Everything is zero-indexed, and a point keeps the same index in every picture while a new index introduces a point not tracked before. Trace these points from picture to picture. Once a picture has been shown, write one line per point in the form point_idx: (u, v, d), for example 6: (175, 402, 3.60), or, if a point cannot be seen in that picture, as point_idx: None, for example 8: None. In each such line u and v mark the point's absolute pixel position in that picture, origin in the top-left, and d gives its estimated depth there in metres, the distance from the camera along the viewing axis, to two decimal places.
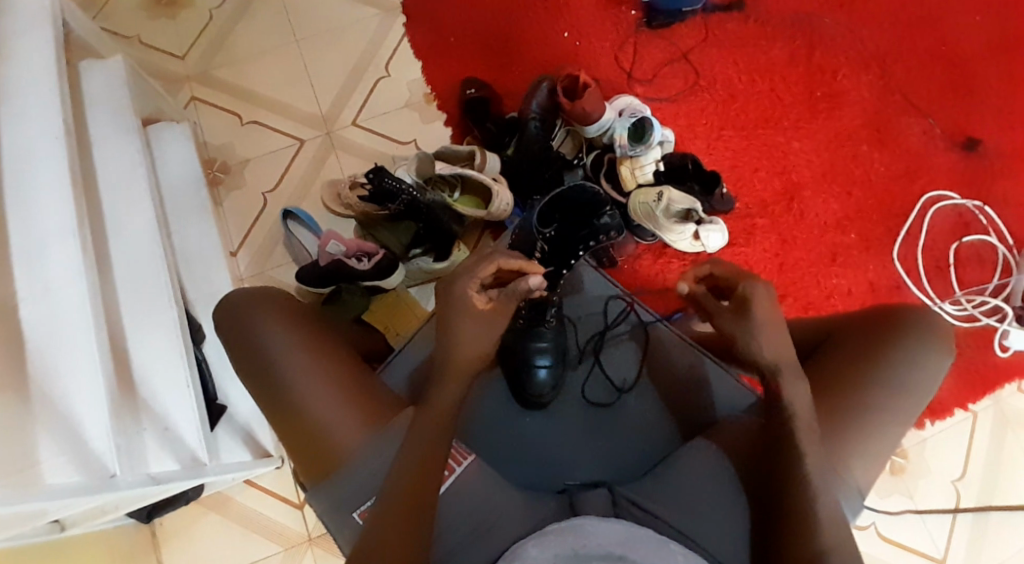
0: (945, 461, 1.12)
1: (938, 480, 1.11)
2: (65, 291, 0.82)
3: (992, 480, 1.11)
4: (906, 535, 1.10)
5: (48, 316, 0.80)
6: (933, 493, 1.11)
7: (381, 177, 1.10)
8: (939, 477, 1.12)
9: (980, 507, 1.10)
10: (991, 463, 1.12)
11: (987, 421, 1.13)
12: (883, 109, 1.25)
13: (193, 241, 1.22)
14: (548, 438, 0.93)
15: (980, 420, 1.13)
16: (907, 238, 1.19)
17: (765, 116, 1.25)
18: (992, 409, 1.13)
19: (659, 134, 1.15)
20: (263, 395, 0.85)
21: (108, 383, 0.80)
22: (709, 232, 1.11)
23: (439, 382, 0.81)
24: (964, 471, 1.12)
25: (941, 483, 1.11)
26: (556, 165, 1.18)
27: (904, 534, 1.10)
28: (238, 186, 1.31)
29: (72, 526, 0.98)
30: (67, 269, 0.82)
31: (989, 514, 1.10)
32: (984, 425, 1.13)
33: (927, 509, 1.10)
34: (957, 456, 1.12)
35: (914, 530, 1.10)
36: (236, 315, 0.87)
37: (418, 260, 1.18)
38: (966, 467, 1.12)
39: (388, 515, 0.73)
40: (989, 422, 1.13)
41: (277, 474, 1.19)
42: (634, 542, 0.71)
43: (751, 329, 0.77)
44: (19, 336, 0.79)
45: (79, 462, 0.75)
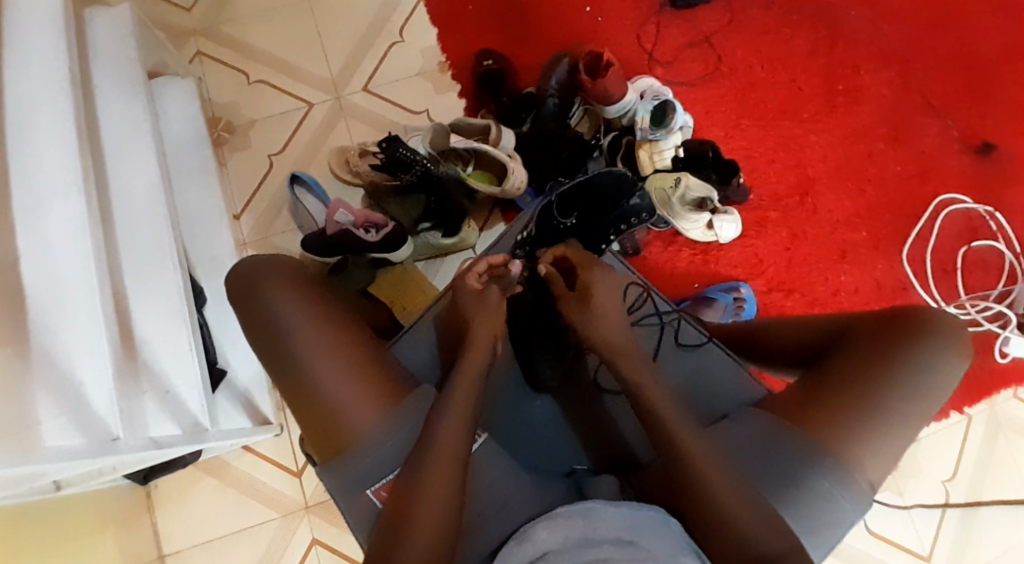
0: (936, 462, 1.14)
1: (928, 480, 1.14)
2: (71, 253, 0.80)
3: (981, 481, 1.14)
4: (894, 531, 1.12)
5: (53, 281, 0.78)
6: (923, 490, 1.14)
7: (395, 147, 1.09)
8: (929, 476, 1.14)
9: (969, 504, 1.13)
10: (982, 466, 1.14)
11: (981, 424, 1.15)
12: (902, 109, 1.24)
13: (197, 205, 1.21)
14: (554, 424, 0.95)
15: (973, 423, 1.15)
16: (916, 239, 1.19)
17: (783, 108, 1.25)
18: (986, 413, 1.15)
19: (680, 120, 1.14)
20: (272, 361, 0.90)
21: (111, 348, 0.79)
22: (723, 222, 1.14)
23: (470, 346, 0.92)
24: (954, 472, 1.14)
25: (932, 482, 1.14)
26: (574, 143, 1.16)
27: (891, 529, 1.12)
28: (243, 146, 1.28)
29: (68, 486, 0.93)
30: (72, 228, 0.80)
31: (976, 511, 1.13)
32: (976, 428, 1.15)
33: (915, 506, 1.13)
34: (948, 458, 1.14)
35: (901, 526, 1.13)
36: (247, 284, 0.92)
37: (426, 235, 1.17)
38: (957, 468, 1.14)
39: (434, 480, 0.80)
40: (983, 425, 1.15)
41: (275, 443, 1.19)
42: (639, 527, 0.75)
43: (591, 312, 0.91)
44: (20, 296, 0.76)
45: (80, 426, 0.74)
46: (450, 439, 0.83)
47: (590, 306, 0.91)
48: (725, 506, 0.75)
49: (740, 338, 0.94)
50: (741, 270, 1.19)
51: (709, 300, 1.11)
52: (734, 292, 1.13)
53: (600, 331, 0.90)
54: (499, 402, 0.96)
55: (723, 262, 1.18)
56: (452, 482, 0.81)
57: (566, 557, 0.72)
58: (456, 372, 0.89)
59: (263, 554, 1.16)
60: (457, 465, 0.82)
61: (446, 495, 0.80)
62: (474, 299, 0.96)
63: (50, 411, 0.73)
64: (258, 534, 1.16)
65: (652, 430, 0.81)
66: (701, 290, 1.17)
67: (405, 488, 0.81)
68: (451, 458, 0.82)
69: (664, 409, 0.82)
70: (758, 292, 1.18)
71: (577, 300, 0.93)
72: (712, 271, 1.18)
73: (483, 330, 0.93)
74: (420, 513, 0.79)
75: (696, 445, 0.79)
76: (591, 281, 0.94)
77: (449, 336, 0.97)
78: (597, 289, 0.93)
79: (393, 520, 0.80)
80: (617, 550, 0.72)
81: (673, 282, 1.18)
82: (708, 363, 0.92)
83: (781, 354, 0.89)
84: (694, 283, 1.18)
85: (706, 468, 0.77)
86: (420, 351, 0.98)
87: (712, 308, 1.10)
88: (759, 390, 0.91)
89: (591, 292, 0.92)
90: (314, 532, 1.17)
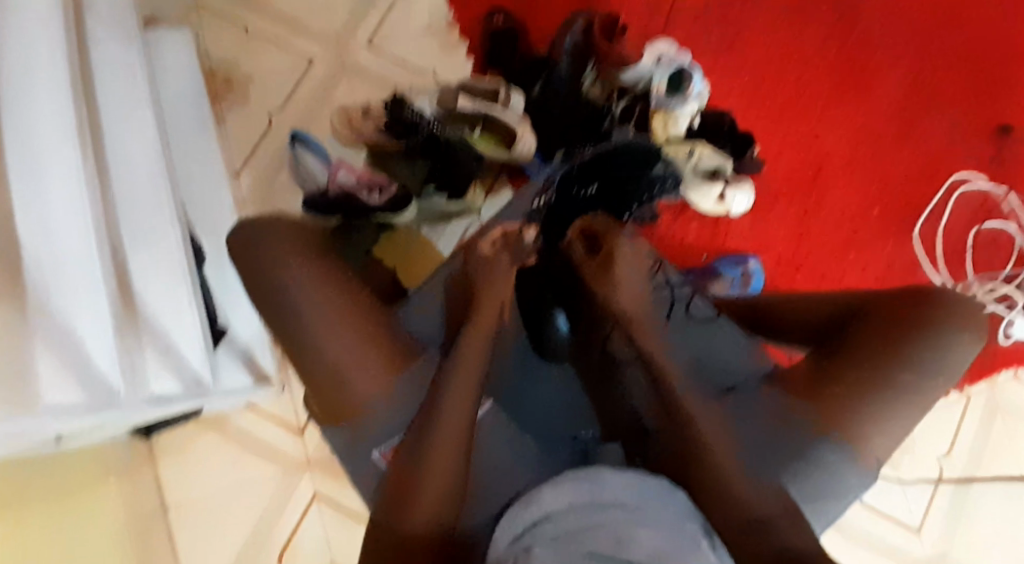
0: (932, 439, 1.17)
1: (924, 457, 1.17)
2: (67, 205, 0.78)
3: (976, 460, 1.16)
4: (887, 503, 1.16)
5: (43, 231, 0.75)
6: (917, 465, 1.16)
7: (400, 108, 1.12)
8: (924, 452, 1.17)
9: (963, 480, 1.16)
10: (977, 446, 1.16)
11: (979, 404, 1.17)
12: (920, 88, 1.24)
13: (193, 158, 1.17)
14: (562, 390, 0.98)
15: (972, 402, 1.17)
16: (929, 217, 1.20)
17: (802, 80, 1.24)
18: (986, 395, 1.17)
19: (696, 88, 1.13)
20: (274, 322, 0.90)
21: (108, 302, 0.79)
22: (736, 194, 1.13)
23: (477, 311, 0.91)
24: (950, 448, 1.17)
25: (927, 459, 1.16)
26: (586, 110, 1.14)
27: (884, 502, 1.16)
28: (241, 102, 1.25)
29: (70, 438, 0.92)
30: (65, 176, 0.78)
31: (969, 487, 1.16)
32: (975, 408, 1.17)
33: (909, 481, 1.16)
34: (944, 436, 1.17)
35: (893, 498, 1.16)
36: (254, 243, 0.92)
37: (431, 199, 1.16)
38: (952, 445, 1.17)
39: (436, 450, 0.78)
40: (982, 406, 1.17)
41: (276, 403, 1.19)
42: (647, 492, 0.75)
43: (611, 280, 0.92)
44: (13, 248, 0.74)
45: (79, 381, 0.74)
46: (456, 407, 0.81)
47: (610, 272, 0.92)
48: (726, 475, 0.77)
49: (748, 310, 0.95)
50: (750, 244, 1.19)
51: (717, 273, 1.12)
52: (743, 267, 1.13)
53: (616, 300, 0.91)
54: (511, 370, 0.97)
55: (733, 236, 1.19)
56: (457, 450, 0.79)
57: (573, 519, 0.73)
58: (460, 343, 0.87)
59: (264, 513, 1.16)
60: (464, 435, 0.80)
61: (451, 463, 0.78)
62: (485, 263, 0.96)
63: (48, 364, 0.72)
64: (258, 491, 1.16)
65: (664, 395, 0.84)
66: (709, 261, 1.18)
67: (410, 457, 0.78)
68: (457, 427, 0.80)
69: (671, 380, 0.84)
70: (766, 267, 1.19)
71: (597, 268, 0.93)
72: (721, 245, 1.18)
73: (489, 296, 0.93)
74: (425, 480, 0.77)
75: (699, 414, 0.81)
76: (613, 249, 0.93)
77: (457, 299, 0.98)
78: (620, 258, 0.93)
79: (397, 484, 0.78)
80: (624, 515, 0.72)
81: (684, 254, 1.19)
82: (718, 335, 0.94)
83: (794, 327, 0.89)
84: (703, 255, 1.18)
85: (709, 439, 0.79)
86: (429, 319, 1.00)
87: (720, 282, 1.10)
88: (767, 363, 0.92)
89: (613, 260, 0.92)
90: (317, 487, 1.16)
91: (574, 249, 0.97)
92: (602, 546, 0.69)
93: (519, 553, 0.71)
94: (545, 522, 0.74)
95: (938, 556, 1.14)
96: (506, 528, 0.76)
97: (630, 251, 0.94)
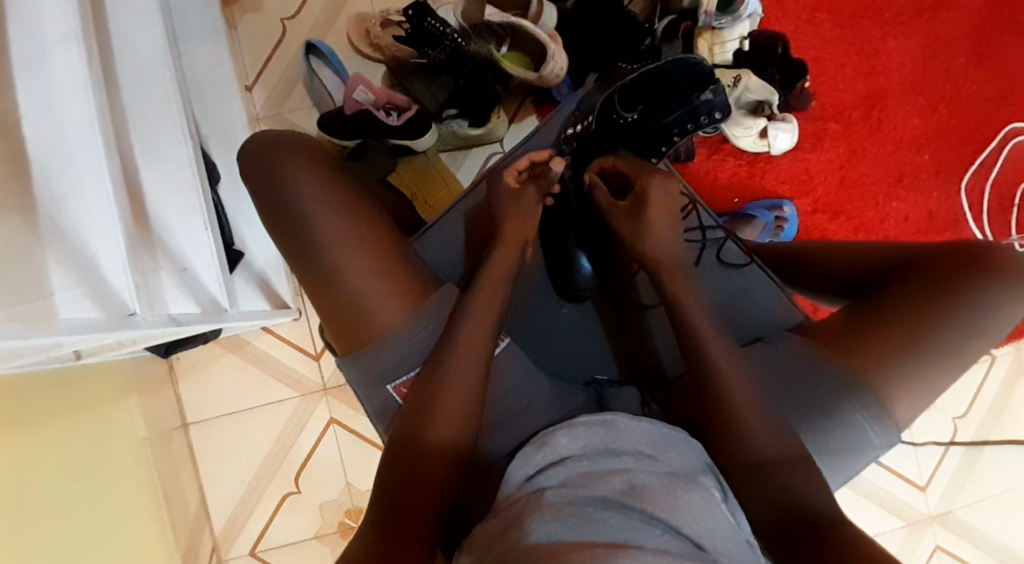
0: (951, 399, 1.17)
1: (938, 416, 1.17)
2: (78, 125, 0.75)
3: (992, 422, 1.16)
4: (897, 461, 1.17)
5: (54, 155, 0.73)
6: (930, 426, 1.17)
7: (423, 16, 1.02)
8: (940, 412, 1.17)
9: (975, 443, 1.16)
10: (996, 407, 1.16)
11: (1004, 365, 1.16)
12: (992, 20, 1.15)
13: (204, 68, 1.12)
14: (583, 332, 0.96)
15: (996, 363, 1.16)
16: (979, 168, 1.14)
17: (862, 5, 1.16)
18: (1011, 355, 1.16)
19: (748, 7, 1.05)
20: (291, 249, 0.88)
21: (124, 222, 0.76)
22: (778, 131, 1.08)
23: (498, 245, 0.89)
24: (967, 410, 1.17)
25: (942, 418, 1.17)
26: (622, 31, 1.05)
27: (893, 459, 1.17)
28: (254, 7, 1.19)
29: (89, 355, 0.91)
30: (74, 94, 0.75)
31: (982, 450, 1.16)
32: (998, 369, 1.16)
33: (921, 441, 1.17)
34: (964, 395, 1.17)
35: (904, 458, 1.17)
36: (268, 161, 0.89)
37: (451, 123, 1.11)
38: (970, 407, 1.17)
39: (458, 368, 0.80)
40: (1006, 367, 1.16)
41: (293, 325, 1.19)
42: (661, 439, 0.76)
43: (643, 222, 0.87)
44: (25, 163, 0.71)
45: (94, 299, 0.71)
46: (471, 344, 0.81)
47: (641, 221, 0.87)
48: (748, 430, 0.76)
49: (782, 259, 0.92)
50: (787, 187, 1.15)
51: (749, 217, 1.09)
52: (777, 211, 1.11)
53: (647, 246, 0.86)
54: (535, 313, 0.96)
55: (770, 177, 1.14)
56: (476, 371, 0.80)
57: (588, 462, 0.72)
58: (483, 270, 0.87)
59: (280, 435, 1.19)
60: (479, 372, 0.81)
61: (464, 398, 0.79)
62: (507, 194, 0.92)
63: (63, 281, 0.70)
64: (274, 413, 1.19)
65: (689, 346, 0.81)
66: (741, 206, 1.14)
67: (423, 388, 0.80)
68: (472, 364, 0.80)
69: (694, 326, 0.81)
70: (801, 212, 1.14)
71: (629, 209, 0.89)
72: (756, 185, 1.14)
73: (509, 231, 0.90)
74: (438, 416, 0.79)
75: (730, 366, 0.79)
76: (647, 190, 0.88)
77: (480, 231, 0.97)
78: (652, 200, 0.88)
79: (411, 414, 0.80)
80: (636, 461, 0.72)
81: (714, 193, 1.15)
82: (746, 281, 0.91)
83: (827, 279, 0.87)
84: (735, 197, 1.14)
85: (736, 393, 0.77)
86: (448, 247, 0.97)
87: (751, 227, 1.08)
88: (795, 315, 0.90)
89: (646, 202, 0.87)
90: (333, 414, 1.19)
91: (597, 190, 0.91)
92: (613, 490, 0.68)
93: (531, 494, 0.70)
94: (559, 464, 0.73)
95: (942, 514, 1.16)
96: (519, 467, 0.76)
97: (659, 189, 0.88)
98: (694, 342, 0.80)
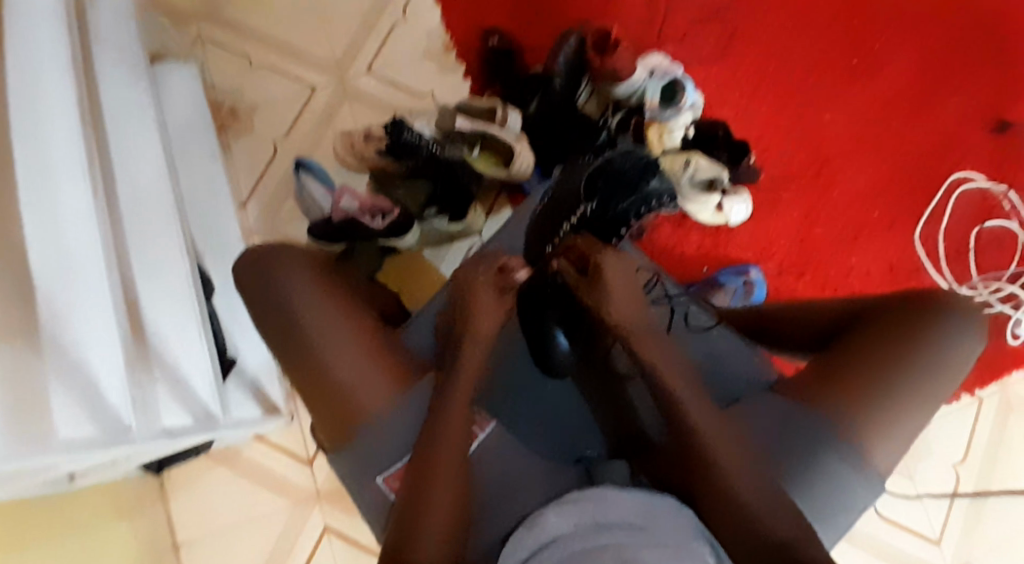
0: (947, 445, 1.15)
1: (938, 464, 1.15)
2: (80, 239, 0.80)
3: (990, 466, 1.14)
4: (904, 515, 1.14)
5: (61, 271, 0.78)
6: (931, 474, 1.15)
7: (400, 129, 1.10)
8: (939, 459, 1.15)
9: (978, 493, 1.14)
10: (991, 451, 1.15)
11: (992, 407, 1.15)
12: (919, 84, 1.25)
13: (200, 190, 1.20)
14: (571, 405, 0.99)
15: (985, 406, 1.16)
16: (929, 220, 1.20)
17: (799, 83, 1.26)
18: (998, 395, 1.15)
19: (690, 99, 1.12)
20: (284, 343, 0.92)
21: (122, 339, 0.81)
22: (733, 203, 1.14)
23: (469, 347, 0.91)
24: (965, 456, 1.15)
25: (941, 466, 1.15)
26: (581, 126, 1.16)
27: (901, 513, 1.14)
28: (247, 131, 1.29)
29: (83, 477, 0.95)
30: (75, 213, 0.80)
31: (986, 500, 1.14)
32: (987, 411, 1.15)
33: (925, 492, 1.14)
34: (959, 442, 1.15)
35: (913, 511, 1.14)
36: (259, 267, 0.94)
37: (432, 220, 1.17)
38: (966, 453, 1.15)
39: (444, 445, 0.82)
40: (995, 406, 1.15)
41: (286, 430, 1.21)
42: (647, 509, 0.74)
43: (605, 288, 0.91)
44: (29, 279, 0.77)
45: (93, 418, 0.75)
46: (453, 426, 0.83)
47: (601, 286, 0.91)
48: (730, 486, 0.75)
49: (753, 322, 0.93)
50: (751, 253, 1.20)
51: (719, 285, 1.12)
52: (745, 277, 1.14)
53: (613, 310, 0.89)
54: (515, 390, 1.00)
55: (734, 246, 1.20)
56: (460, 449, 0.83)
57: (579, 541, 0.71)
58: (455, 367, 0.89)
59: (275, 545, 1.18)
60: (460, 452, 0.83)
61: (452, 476, 0.81)
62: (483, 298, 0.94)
63: (60, 400, 0.74)
64: (269, 523, 1.18)
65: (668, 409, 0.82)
66: (710, 273, 1.18)
67: (414, 469, 0.81)
68: (456, 442, 0.83)
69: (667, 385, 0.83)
70: (769, 275, 1.19)
71: (589, 281, 0.92)
72: (722, 255, 1.19)
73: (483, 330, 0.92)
74: (429, 494, 0.79)
75: (708, 428, 0.79)
76: (601, 259, 0.93)
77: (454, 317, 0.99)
78: (607, 269, 0.92)
79: (405, 495, 0.80)
80: (625, 535, 0.70)
81: (683, 265, 1.19)
82: (719, 345, 0.94)
83: (793, 338, 0.88)
84: (703, 267, 1.19)
85: (718, 450, 0.77)
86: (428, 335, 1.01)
87: (723, 293, 1.11)
88: (767, 371, 0.94)
89: (602, 269, 0.92)
90: (327, 519, 1.18)
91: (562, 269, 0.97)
92: None
93: None
94: (552, 545, 0.72)
95: None
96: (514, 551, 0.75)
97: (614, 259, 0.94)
98: (674, 403, 0.82)
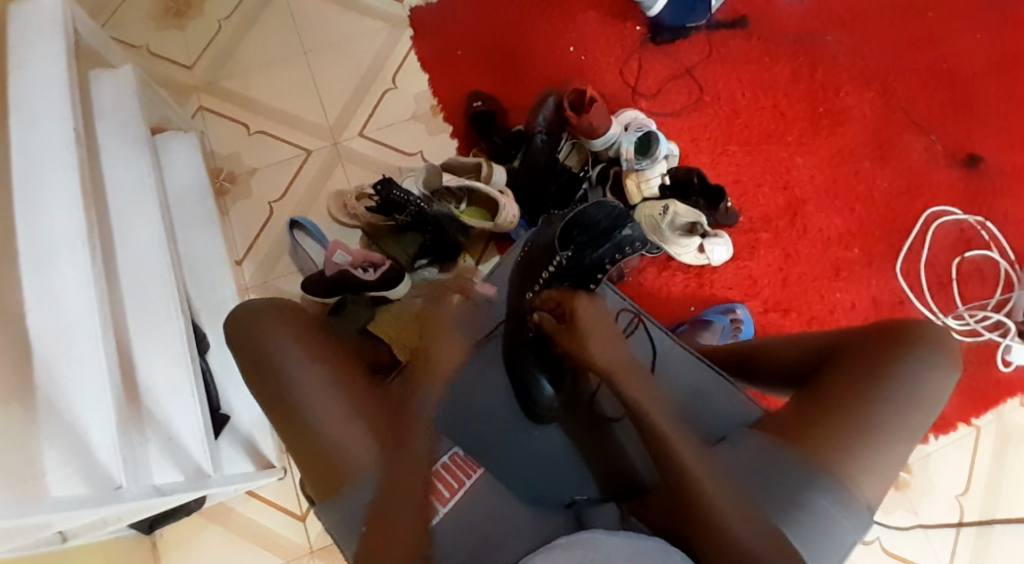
0: (946, 478, 1.17)
1: (940, 496, 1.17)
2: (77, 298, 0.80)
3: (993, 495, 1.16)
4: (909, 549, 1.15)
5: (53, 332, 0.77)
6: (935, 507, 1.17)
7: (389, 188, 1.12)
8: (941, 490, 1.17)
9: (983, 521, 1.16)
10: (993, 480, 1.17)
11: (990, 435, 1.18)
12: (886, 126, 1.29)
13: (199, 253, 1.23)
14: (560, 451, 0.98)
15: (981, 434, 1.18)
16: (908, 254, 1.24)
17: (771, 131, 1.30)
18: (994, 424, 1.18)
19: (664, 148, 1.19)
20: (272, 398, 0.89)
21: (115, 393, 0.78)
22: (714, 245, 1.18)
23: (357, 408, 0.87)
24: (967, 486, 1.17)
25: (944, 499, 1.17)
26: (564, 178, 1.20)
27: (908, 547, 1.16)
28: (245, 196, 1.33)
29: (74, 538, 0.94)
30: (73, 273, 0.81)
31: (992, 527, 1.16)
32: (986, 439, 1.18)
33: (929, 523, 1.16)
34: (959, 474, 1.17)
35: (918, 544, 1.16)
36: (245, 324, 0.91)
37: (424, 271, 1.21)
38: (969, 483, 1.17)
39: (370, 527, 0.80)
40: (992, 436, 1.18)
41: (278, 487, 1.20)
42: (642, 552, 0.69)
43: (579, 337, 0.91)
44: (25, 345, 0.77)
45: (83, 476, 0.72)
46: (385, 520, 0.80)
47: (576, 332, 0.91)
48: (721, 529, 0.73)
49: (735, 358, 0.96)
50: (736, 292, 1.23)
51: (706, 322, 1.15)
52: (731, 315, 1.18)
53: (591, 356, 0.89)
54: (505, 433, 1.00)
55: (718, 285, 1.23)
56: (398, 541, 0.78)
57: None
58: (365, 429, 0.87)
59: None
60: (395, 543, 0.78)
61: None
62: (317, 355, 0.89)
63: (55, 461, 0.72)
64: None
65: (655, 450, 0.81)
66: (698, 313, 1.22)
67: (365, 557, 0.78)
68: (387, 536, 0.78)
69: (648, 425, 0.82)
70: (755, 312, 1.22)
71: (566, 329, 0.93)
72: (707, 294, 1.22)
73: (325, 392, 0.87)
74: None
75: (696, 468, 0.78)
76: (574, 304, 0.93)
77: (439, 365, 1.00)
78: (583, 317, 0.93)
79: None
80: None
81: (669, 306, 1.22)
82: (701, 380, 0.96)
83: (772, 372, 0.90)
84: (690, 306, 1.22)
85: (707, 493, 0.76)
86: None
87: (710, 330, 1.13)
88: (754, 408, 0.93)
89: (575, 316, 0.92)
90: None
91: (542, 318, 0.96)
92: None
93: None
94: None
95: None
96: None
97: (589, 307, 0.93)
98: (659, 442, 0.81)
